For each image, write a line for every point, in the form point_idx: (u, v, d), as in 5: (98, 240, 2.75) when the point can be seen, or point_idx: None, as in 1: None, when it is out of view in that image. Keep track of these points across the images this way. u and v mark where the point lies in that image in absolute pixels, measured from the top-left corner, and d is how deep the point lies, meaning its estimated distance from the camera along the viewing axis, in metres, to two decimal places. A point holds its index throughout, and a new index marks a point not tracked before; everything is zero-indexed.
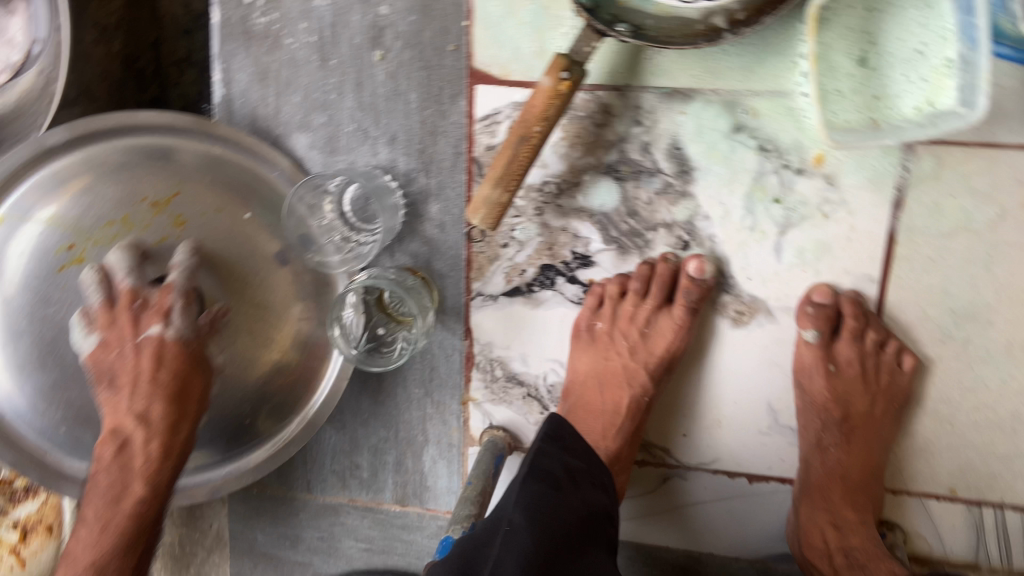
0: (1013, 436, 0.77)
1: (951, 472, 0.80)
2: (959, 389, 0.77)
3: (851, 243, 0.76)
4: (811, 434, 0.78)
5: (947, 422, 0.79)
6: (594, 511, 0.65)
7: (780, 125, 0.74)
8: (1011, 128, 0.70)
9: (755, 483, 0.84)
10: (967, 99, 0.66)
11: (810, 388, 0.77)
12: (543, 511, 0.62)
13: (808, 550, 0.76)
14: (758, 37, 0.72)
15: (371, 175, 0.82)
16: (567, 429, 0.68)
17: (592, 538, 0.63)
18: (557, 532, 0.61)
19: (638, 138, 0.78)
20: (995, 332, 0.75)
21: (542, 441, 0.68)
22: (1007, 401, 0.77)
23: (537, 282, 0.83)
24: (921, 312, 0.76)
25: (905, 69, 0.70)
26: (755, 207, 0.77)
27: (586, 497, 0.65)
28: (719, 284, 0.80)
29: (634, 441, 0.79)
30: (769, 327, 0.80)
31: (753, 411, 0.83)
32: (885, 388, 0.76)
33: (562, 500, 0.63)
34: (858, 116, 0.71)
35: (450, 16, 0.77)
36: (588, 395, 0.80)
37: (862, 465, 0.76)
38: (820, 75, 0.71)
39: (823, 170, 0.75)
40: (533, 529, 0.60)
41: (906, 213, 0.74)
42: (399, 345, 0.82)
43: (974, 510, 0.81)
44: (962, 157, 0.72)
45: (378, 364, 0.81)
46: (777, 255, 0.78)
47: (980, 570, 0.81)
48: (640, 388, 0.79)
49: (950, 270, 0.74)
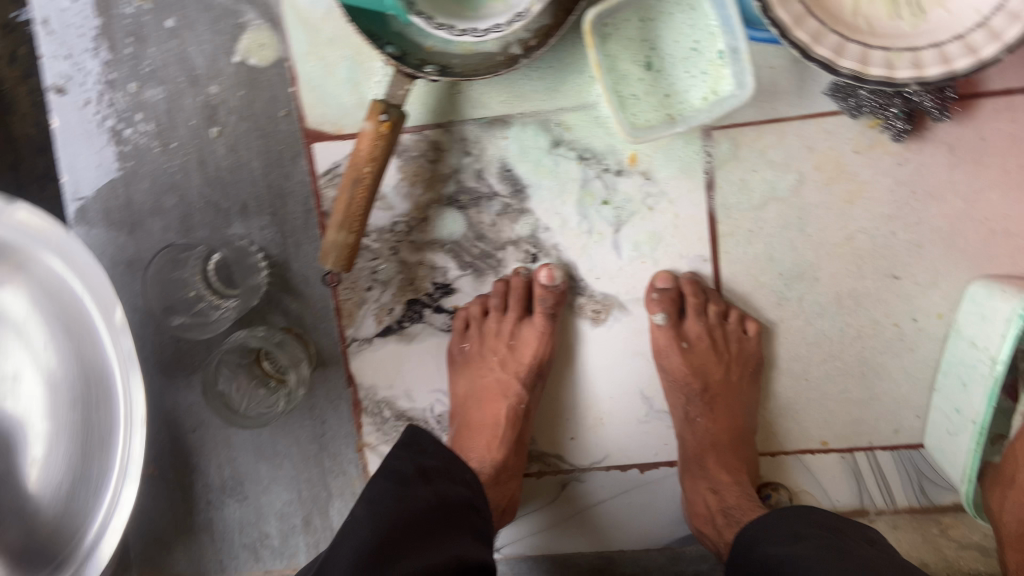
0: (862, 379, 0.83)
1: (818, 425, 0.85)
2: (804, 344, 0.84)
3: (680, 229, 0.82)
4: (680, 410, 0.82)
5: (802, 378, 0.84)
6: (444, 496, 0.68)
7: (591, 133, 0.81)
8: (789, 102, 0.79)
9: (647, 471, 0.89)
10: (740, 81, 0.74)
11: (669, 367, 0.82)
12: (392, 502, 0.64)
13: (697, 520, 0.79)
14: (554, 59, 0.81)
15: (229, 243, 0.85)
16: (419, 435, 0.73)
17: (447, 521, 0.65)
18: (407, 518, 0.63)
19: (470, 167, 0.84)
20: (823, 286, 0.82)
21: (396, 448, 0.72)
22: (849, 348, 0.83)
23: (406, 317, 0.87)
24: (754, 281, 0.83)
25: (686, 66, 0.77)
26: (588, 211, 0.83)
27: (439, 491, 0.68)
28: (572, 288, 0.85)
29: (518, 448, 0.83)
30: (625, 319, 0.85)
31: (629, 402, 0.87)
32: (736, 355, 0.81)
33: (409, 492, 0.66)
34: (656, 114, 0.79)
35: (276, 85, 0.82)
36: (468, 414, 0.84)
37: (730, 429, 0.81)
38: (614, 85, 0.79)
39: (638, 168, 0.82)
40: (379, 518, 0.62)
41: (720, 193, 0.81)
42: (279, 401, 0.86)
43: (847, 457, 0.85)
44: (755, 135, 0.80)
45: (258, 422, 0.85)
46: (617, 251, 0.84)
47: (868, 514, 0.84)
48: (515, 397, 0.83)
49: (771, 237, 0.81)
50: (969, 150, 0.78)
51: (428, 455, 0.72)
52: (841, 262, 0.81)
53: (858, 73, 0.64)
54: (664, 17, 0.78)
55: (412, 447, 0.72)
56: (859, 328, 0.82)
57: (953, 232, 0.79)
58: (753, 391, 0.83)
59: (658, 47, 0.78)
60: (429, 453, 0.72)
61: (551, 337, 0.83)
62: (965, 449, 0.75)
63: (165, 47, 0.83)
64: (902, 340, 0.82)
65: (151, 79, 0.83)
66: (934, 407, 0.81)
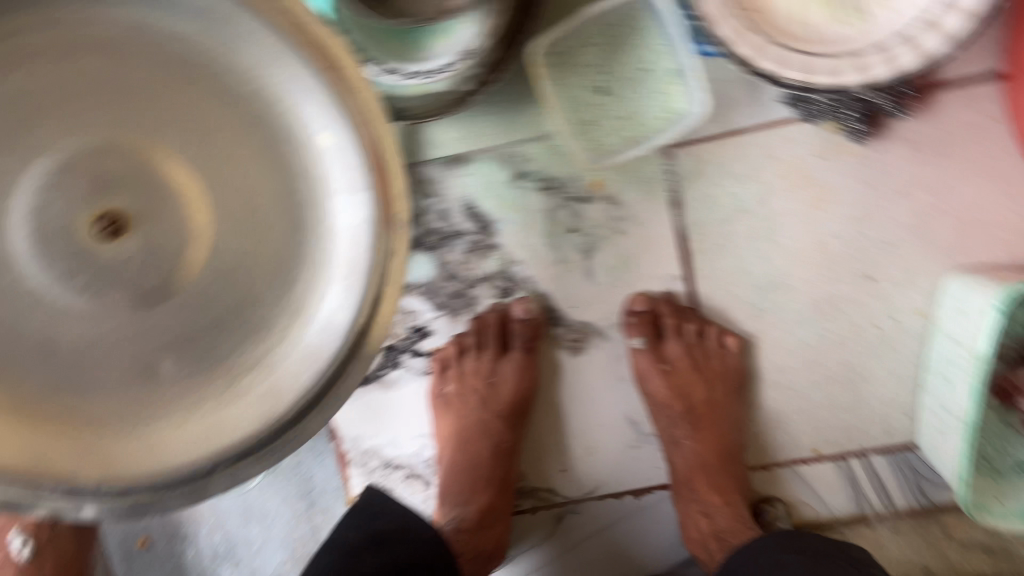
0: (849, 384, 0.82)
1: (811, 433, 0.83)
2: (787, 354, 0.82)
3: (650, 250, 0.81)
4: (666, 433, 0.81)
5: (789, 388, 0.83)
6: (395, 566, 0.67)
7: (552, 163, 0.80)
8: (746, 114, 0.78)
9: (642, 497, 0.87)
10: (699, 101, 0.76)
11: (652, 391, 0.80)
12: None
13: (690, 543, 0.78)
14: (507, 91, 0.79)
15: None
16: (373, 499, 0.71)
17: None
18: None
19: (433, 208, 0.82)
20: (799, 294, 0.81)
21: (350, 513, 0.71)
22: (833, 353, 0.82)
23: (383, 364, 0.86)
24: (730, 295, 0.82)
25: (640, 87, 0.77)
26: (556, 240, 0.82)
27: (395, 557, 0.67)
28: (548, 319, 0.84)
29: (505, 488, 0.80)
30: (605, 346, 0.84)
31: (618, 428, 0.86)
32: (718, 371, 0.81)
33: (355, 564, 0.65)
34: (614, 137, 0.79)
35: None
36: (454, 455, 0.81)
37: (719, 449, 0.79)
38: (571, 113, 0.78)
39: (604, 193, 0.80)
40: None
41: (686, 210, 0.80)
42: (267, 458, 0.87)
43: (841, 464, 0.84)
44: (715, 150, 0.79)
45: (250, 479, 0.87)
46: (590, 278, 0.83)
47: (868, 520, 0.83)
48: (497, 437, 0.81)
49: (742, 250, 0.81)
50: (932, 144, 0.77)
51: (382, 519, 0.70)
52: (815, 268, 0.80)
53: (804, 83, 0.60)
54: (613, 40, 0.76)
55: (368, 511, 0.71)
56: (840, 333, 0.81)
57: (924, 228, 0.78)
58: (738, 407, 0.82)
59: (610, 70, 0.77)
60: (385, 515, 0.70)
61: (530, 372, 0.82)
62: (956, 451, 0.73)
63: None
64: (885, 341, 0.81)
65: None
66: (923, 406, 0.80)
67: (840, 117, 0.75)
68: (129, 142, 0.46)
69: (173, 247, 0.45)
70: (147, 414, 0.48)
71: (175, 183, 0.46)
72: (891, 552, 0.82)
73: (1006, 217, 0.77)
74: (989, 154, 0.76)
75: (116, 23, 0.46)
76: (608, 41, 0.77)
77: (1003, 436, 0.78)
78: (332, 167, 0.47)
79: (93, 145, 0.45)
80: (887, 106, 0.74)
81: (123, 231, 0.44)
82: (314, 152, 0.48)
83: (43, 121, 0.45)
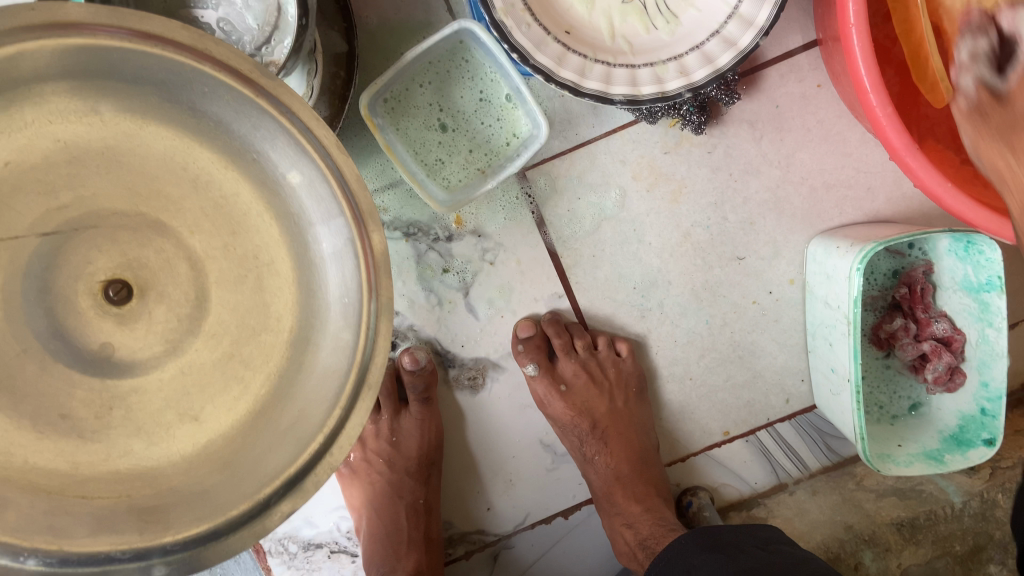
0: (742, 362, 0.84)
1: (716, 417, 0.85)
2: (678, 346, 0.84)
3: (526, 274, 0.81)
4: (578, 451, 0.82)
5: (687, 378, 0.85)
6: None
7: (410, 207, 0.79)
8: (589, 124, 0.78)
9: (571, 515, 0.86)
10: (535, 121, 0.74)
11: (556, 413, 0.81)
12: None
13: (622, 556, 0.78)
14: (349, 146, 0.77)
15: None
16: None
17: None
18: None
19: None
20: (677, 286, 0.82)
21: None
22: (721, 336, 0.83)
23: None
24: (612, 302, 0.82)
25: (479, 117, 0.76)
26: (431, 284, 0.80)
27: None
28: (441, 363, 0.82)
29: (429, 545, 0.78)
30: (504, 377, 0.83)
31: (532, 455, 0.85)
32: (617, 380, 0.82)
33: None
34: (465, 171, 0.77)
35: None
36: (371, 524, 0.79)
37: (632, 456, 0.81)
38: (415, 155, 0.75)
39: (467, 228, 0.79)
40: None
41: (552, 228, 0.80)
42: None
43: (751, 440, 0.86)
44: (568, 164, 0.79)
45: None
46: (474, 314, 0.81)
47: (787, 487, 0.86)
48: (411, 494, 0.78)
49: (615, 256, 0.81)
50: (769, 120, 0.79)
51: None
52: (687, 259, 0.82)
53: (632, 95, 0.62)
54: (441, 75, 0.74)
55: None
56: (723, 315, 0.83)
57: (778, 201, 0.81)
58: (644, 410, 0.83)
59: (445, 105, 0.75)
60: None
61: (434, 423, 0.79)
62: (850, 408, 0.74)
63: None
64: (766, 314, 0.83)
65: None
66: (813, 368, 0.83)
67: (677, 113, 0.75)
68: (151, 204, 0.34)
69: (152, 333, 0.33)
70: (152, 460, 0.34)
71: (194, 259, 0.34)
72: (813, 515, 0.81)
73: (849, 175, 0.81)
74: (822, 120, 0.80)
75: (104, 88, 0.33)
76: (436, 76, 0.74)
77: (889, 380, 0.81)
78: (334, 276, 0.36)
79: (92, 211, 0.33)
80: (721, 97, 0.75)
81: (137, 295, 0.33)
82: (291, 196, 0.36)
83: (85, 186, 0.33)
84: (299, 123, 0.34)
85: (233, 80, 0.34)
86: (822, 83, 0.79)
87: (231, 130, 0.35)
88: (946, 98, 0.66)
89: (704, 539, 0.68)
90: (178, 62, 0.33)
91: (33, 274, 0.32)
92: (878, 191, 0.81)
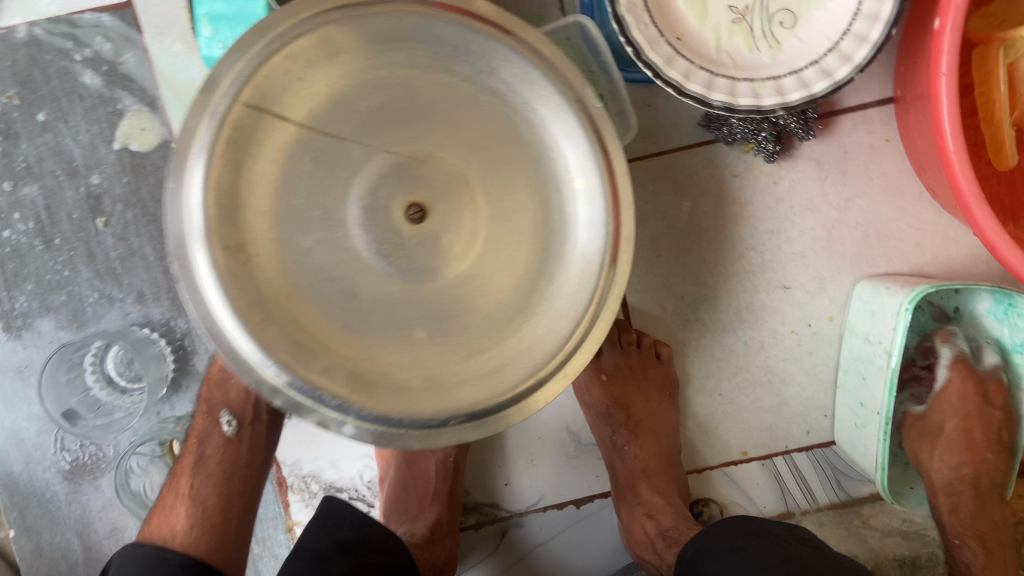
0: (771, 387, 0.88)
1: (736, 436, 0.88)
2: (713, 361, 0.87)
3: None
4: (608, 440, 0.85)
5: (715, 393, 0.88)
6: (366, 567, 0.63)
7: None
8: (668, 136, 0.83)
9: (583, 506, 0.89)
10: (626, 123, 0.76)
11: (591, 400, 0.85)
12: None
13: (637, 546, 0.81)
14: None
15: (128, 331, 0.82)
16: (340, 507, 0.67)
17: None
18: None
19: None
20: (722, 304, 0.86)
21: (310, 523, 0.66)
22: (756, 359, 0.87)
23: None
24: (659, 307, 0.87)
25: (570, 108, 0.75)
26: None
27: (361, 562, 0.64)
28: None
29: (452, 503, 0.82)
30: None
31: (556, 440, 0.88)
32: (654, 380, 0.85)
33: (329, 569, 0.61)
34: None
35: (162, 168, 0.81)
36: (399, 472, 0.82)
37: (657, 454, 0.84)
38: None
39: None
40: None
41: None
42: None
43: (768, 464, 0.89)
44: (641, 170, 0.84)
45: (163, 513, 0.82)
46: None
47: (795, 516, 0.87)
48: (443, 451, 0.81)
49: (669, 264, 0.85)
50: (836, 163, 0.84)
51: (347, 526, 0.66)
52: (737, 279, 0.86)
53: (728, 104, 0.67)
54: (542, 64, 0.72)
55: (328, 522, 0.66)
56: (760, 339, 0.87)
57: (832, 240, 0.85)
58: (673, 414, 0.86)
59: None
60: (348, 524, 0.67)
61: None
62: (874, 440, 0.79)
63: (39, 141, 0.80)
64: (801, 345, 0.87)
65: (27, 176, 0.80)
66: (839, 404, 0.86)
67: (754, 138, 0.79)
68: (449, 163, 0.58)
69: (435, 253, 0.58)
70: (389, 347, 0.57)
71: (472, 202, 0.58)
72: None
73: (902, 228, 0.85)
74: (884, 172, 0.84)
75: (467, 82, 0.58)
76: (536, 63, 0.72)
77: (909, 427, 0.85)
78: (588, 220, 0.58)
79: (419, 154, 0.58)
80: (797, 131, 0.80)
81: (426, 218, 0.58)
82: (573, 193, 0.58)
83: (418, 140, 0.58)
84: (570, 109, 0.57)
85: (533, 59, 0.56)
86: (891, 137, 0.83)
87: (528, 109, 0.58)
88: (1010, 163, 0.71)
89: (741, 527, 0.69)
90: (484, 37, 0.56)
91: (379, 187, 0.57)
92: (926, 248, 0.85)
